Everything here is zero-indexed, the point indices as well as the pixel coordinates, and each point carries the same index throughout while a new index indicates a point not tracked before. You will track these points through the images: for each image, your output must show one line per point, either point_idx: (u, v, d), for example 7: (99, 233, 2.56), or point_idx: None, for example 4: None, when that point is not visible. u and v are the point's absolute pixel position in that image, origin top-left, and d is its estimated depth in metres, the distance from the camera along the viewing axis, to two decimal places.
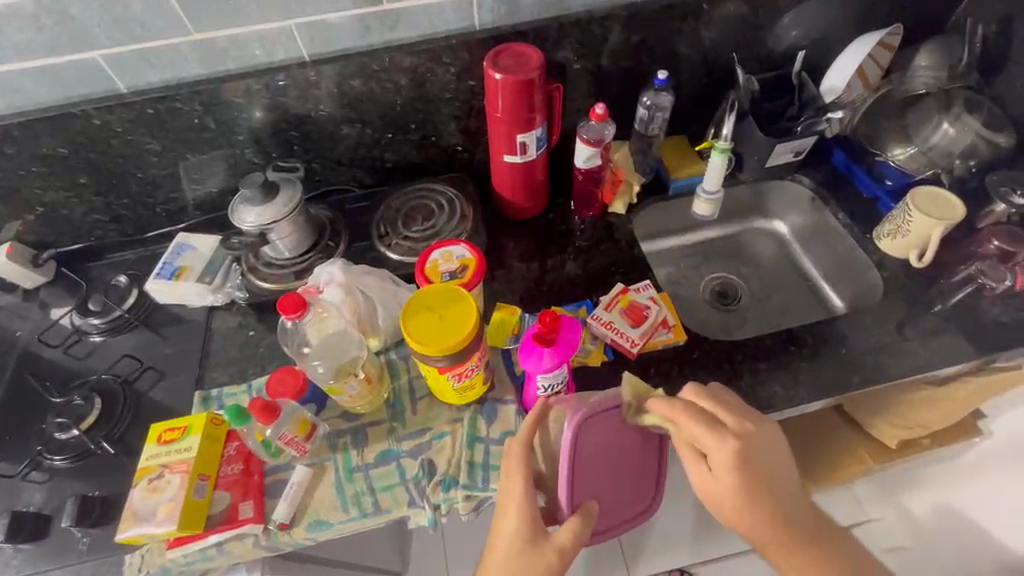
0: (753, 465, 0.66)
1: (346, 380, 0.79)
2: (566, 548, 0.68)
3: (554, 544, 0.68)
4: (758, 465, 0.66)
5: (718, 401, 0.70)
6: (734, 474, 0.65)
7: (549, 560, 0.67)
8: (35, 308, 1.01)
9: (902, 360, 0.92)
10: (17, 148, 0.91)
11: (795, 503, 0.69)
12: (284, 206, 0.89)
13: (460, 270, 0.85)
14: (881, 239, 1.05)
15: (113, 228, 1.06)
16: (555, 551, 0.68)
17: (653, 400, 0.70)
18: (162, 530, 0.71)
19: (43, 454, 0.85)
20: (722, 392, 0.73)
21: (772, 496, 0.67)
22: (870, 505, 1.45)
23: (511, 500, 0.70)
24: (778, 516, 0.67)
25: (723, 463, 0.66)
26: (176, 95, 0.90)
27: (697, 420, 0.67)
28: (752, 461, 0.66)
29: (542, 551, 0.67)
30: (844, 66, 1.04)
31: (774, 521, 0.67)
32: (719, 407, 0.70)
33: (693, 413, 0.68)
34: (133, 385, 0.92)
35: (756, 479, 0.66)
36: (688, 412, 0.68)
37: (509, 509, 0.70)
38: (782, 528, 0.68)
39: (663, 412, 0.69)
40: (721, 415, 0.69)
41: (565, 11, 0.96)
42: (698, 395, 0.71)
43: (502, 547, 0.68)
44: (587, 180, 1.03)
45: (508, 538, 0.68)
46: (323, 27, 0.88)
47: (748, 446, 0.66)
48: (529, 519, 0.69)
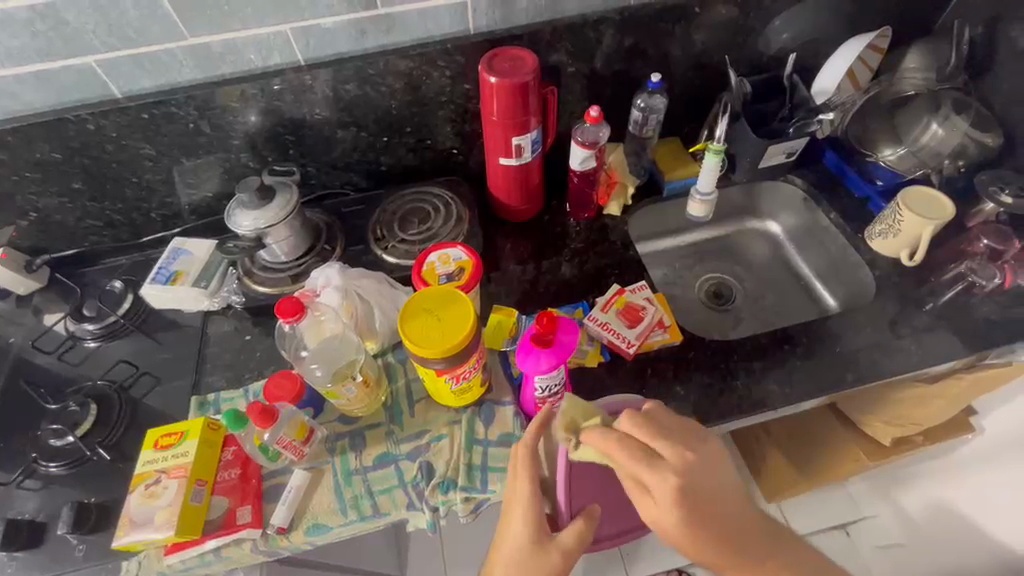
0: (696, 496, 0.60)
1: (344, 384, 0.78)
2: (571, 548, 0.68)
3: (559, 545, 0.68)
4: (700, 494, 0.60)
5: (654, 428, 0.63)
6: (676, 511, 0.59)
7: (554, 560, 0.67)
8: (29, 314, 1.00)
9: (895, 358, 0.93)
10: (10, 154, 0.90)
11: (746, 522, 0.64)
12: (280, 209, 0.89)
13: (457, 273, 0.86)
14: (872, 238, 1.06)
15: (107, 233, 1.05)
16: (560, 552, 0.68)
17: (587, 435, 0.63)
18: (160, 536, 0.71)
19: (37, 461, 0.84)
20: (660, 415, 0.65)
21: (719, 522, 0.62)
22: (864, 502, 1.46)
23: (517, 500, 0.69)
24: (727, 540, 0.63)
25: (664, 499, 0.60)
26: (171, 100, 0.90)
27: (632, 455, 0.61)
28: (695, 492, 0.60)
29: (547, 552, 0.68)
30: (835, 69, 1.07)
31: (725, 546, 0.63)
32: (655, 435, 0.63)
33: (628, 447, 0.61)
34: (129, 391, 0.91)
35: (700, 510, 0.60)
36: (622, 447, 0.61)
37: (516, 510, 0.70)
38: (733, 551, 0.63)
39: (598, 447, 0.62)
40: (656, 445, 0.62)
41: (560, 15, 0.97)
42: (634, 424, 0.64)
43: (509, 548, 0.69)
44: (583, 182, 1.04)
45: (515, 538, 0.68)
46: (319, 31, 0.89)
47: (688, 476, 0.60)
48: (534, 520, 0.68)
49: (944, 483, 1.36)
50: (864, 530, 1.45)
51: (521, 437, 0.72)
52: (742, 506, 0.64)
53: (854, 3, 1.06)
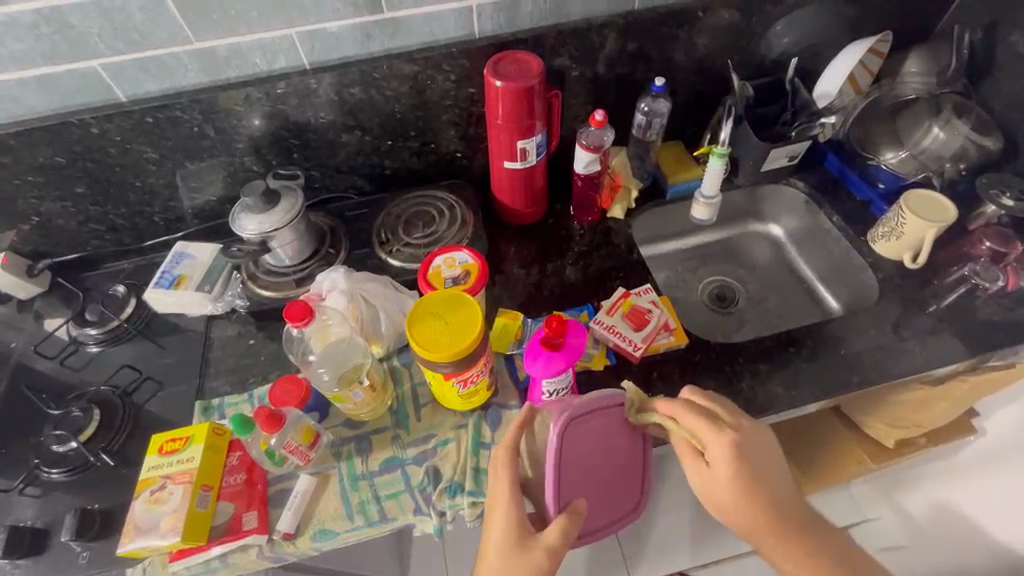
0: (750, 458, 0.68)
1: (351, 388, 0.78)
2: (556, 545, 0.68)
3: (543, 543, 0.68)
4: (755, 458, 0.68)
5: (716, 400, 0.73)
6: (731, 467, 0.67)
7: (538, 559, 0.67)
8: (30, 319, 1.00)
9: (899, 360, 0.93)
10: (13, 158, 0.90)
11: (793, 504, 0.70)
12: (285, 214, 0.89)
13: (464, 276, 0.86)
14: (875, 241, 1.07)
15: (110, 238, 1.05)
16: (544, 551, 0.67)
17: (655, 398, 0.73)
18: (165, 542, 0.70)
19: (40, 467, 0.84)
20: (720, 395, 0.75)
21: (768, 489, 0.68)
22: (866, 504, 1.49)
23: (498, 500, 0.70)
24: (774, 512, 0.68)
25: (721, 455, 0.67)
26: (176, 104, 0.89)
27: (696, 415, 0.70)
28: (750, 454, 0.68)
29: (531, 551, 0.67)
30: (835, 74, 1.07)
31: (772, 517, 0.67)
32: (715, 405, 0.73)
33: (691, 409, 0.71)
34: (132, 397, 0.91)
35: (753, 473, 0.67)
36: (688, 408, 0.71)
37: (499, 510, 0.70)
38: (779, 524, 0.68)
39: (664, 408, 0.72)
40: (718, 412, 0.71)
41: (564, 19, 0.97)
42: (696, 395, 0.74)
43: (492, 549, 0.68)
44: (587, 186, 1.04)
45: (497, 537, 0.68)
46: (324, 35, 0.89)
47: (745, 438, 0.68)
48: (516, 519, 0.68)
49: (948, 484, 1.35)
50: (869, 530, 1.47)
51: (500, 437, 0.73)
52: (789, 484, 0.70)
53: (855, 7, 1.07)
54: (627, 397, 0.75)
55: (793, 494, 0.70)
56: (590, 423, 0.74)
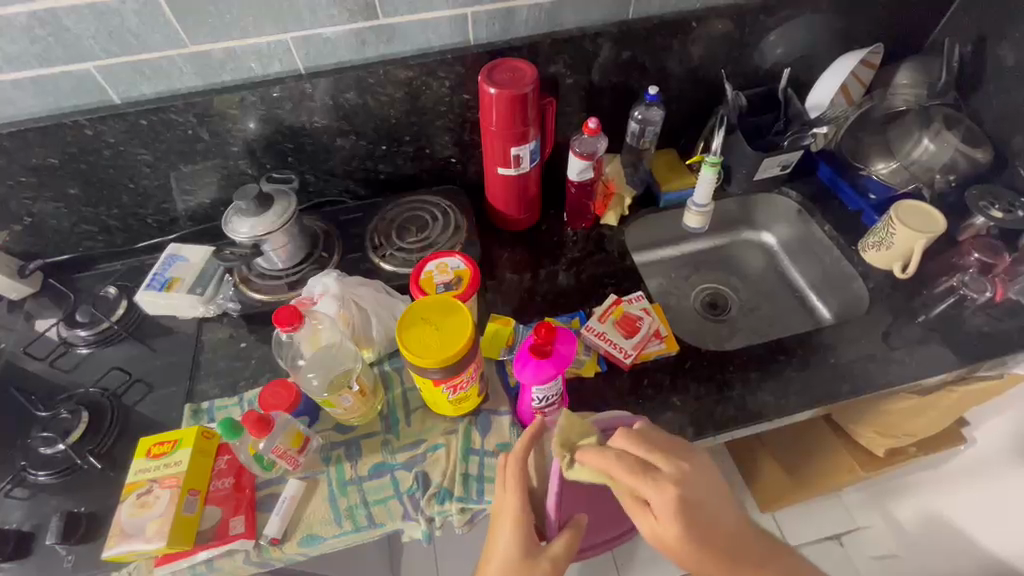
0: (694, 506, 0.60)
1: (340, 394, 0.78)
2: (560, 558, 0.67)
3: (547, 556, 0.67)
4: (700, 505, 0.60)
5: (647, 443, 0.64)
6: (678, 523, 0.59)
7: (544, 570, 0.66)
8: (20, 320, 0.99)
9: (889, 369, 0.94)
10: (6, 159, 0.90)
11: (746, 535, 0.63)
12: (277, 218, 0.89)
13: (455, 282, 0.86)
14: (866, 250, 1.07)
15: (102, 239, 1.04)
16: (549, 562, 0.66)
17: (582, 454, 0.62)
18: (151, 547, 0.70)
19: (27, 470, 0.83)
20: (654, 431, 0.66)
21: (719, 535, 0.61)
22: (859, 512, 1.52)
23: (506, 512, 0.69)
24: (729, 556, 0.61)
25: (666, 512, 0.59)
26: (170, 107, 0.90)
27: (629, 469, 0.61)
28: (694, 501, 0.60)
29: (537, 563, 0.66)
30: (826, 86, 1.08)
31: (729, 561, 0.61)
32: (649, 450, 0.63)
33: (623, 462, 0.61)
34: (121, 399, 0.90)
35: (701, 522, 0.60)
36: (619, 462, 0.61)
37: (505, 521, 0.69)
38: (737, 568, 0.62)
39: (595, 465, 0.62)
40: (653, 458, 0.62)
41: (558, 28, 0.98)
42: (628, 440, 0.64)
43: (497, 562, 0.66)
44: (580, 193, 1.04)
45: (505, 550, 0.66)
46: (319, 41, 0.89)
47: (686, 485, 0.60)
48: (523, 530, 0.68)
49: (939, 492, 1.35)
50: (859, 540, 1.49)
51: (511, 447, 0.72)
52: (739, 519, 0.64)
53: (847, 20, 1.08)
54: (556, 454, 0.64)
55: (744, 525, 0.64)
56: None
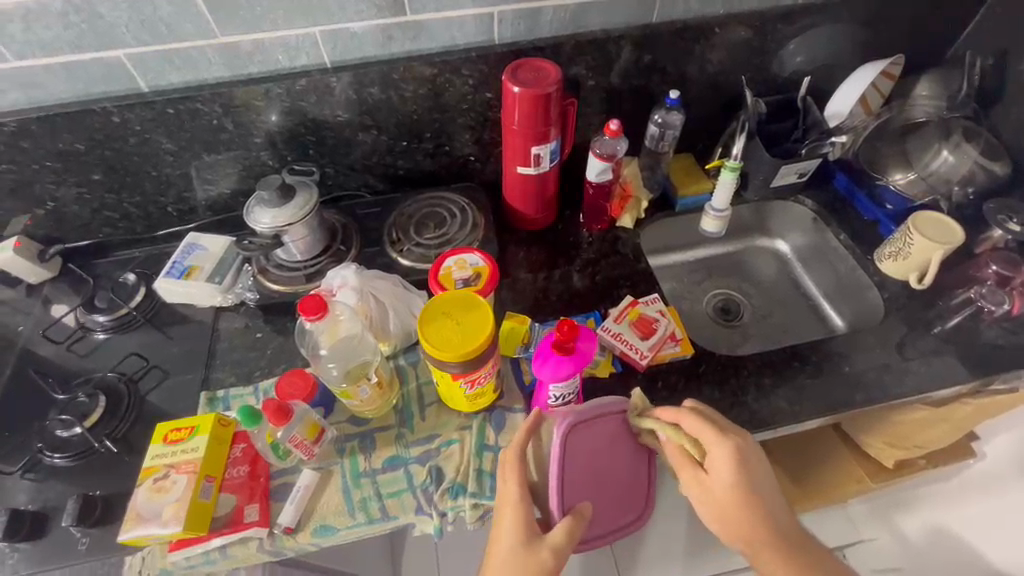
0: (754, 464, 0.69)
1: (359, 384, 0.79)
2: (561, 547, 0.68)
3: (549, 545, 0.68)
4: (755, 465, 0.69)
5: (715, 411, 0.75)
6: (736, 473, 0.68)
7: (545, 560, 0.66)
8: (39, 304, 1.01)
9: (904, 380, 0.94)
10: (33, 143, 0.91)
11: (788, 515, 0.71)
12: (300, 209, 0.90)
13: (474, 278, 0.86)
14: (882, 260, 1.07)
15: (122, 226, 1.05)
16: (550, 551, 0.67)
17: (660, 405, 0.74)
18: (167, 531, 0.70)
19: (43, 451, 0.84)
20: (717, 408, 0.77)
21: (766, 501, 0.68)
22: (865, 523, 1.45)
23: (506, 502, 0.70)
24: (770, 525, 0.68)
25: (727, 461, 0.68)
26: (197, 96, 0.90)
27: (700, 421, 0.71)
28: (753, 460, 0.69)
29: (538, 550, 0.67)
30: (847, 95, 1.09)
31: (771, 531, 0.68)
32: (717, 415, 0.74)
33: (696, 415, 0.72)
34: (137, 385, 0.91)
35: (756, 479, 0.68)
36: (691, 414, 0.72)
37: (506, 513, 0.70)
38: (776, 538, 0.68)
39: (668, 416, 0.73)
40: (721, 420, 0.73)
41: (582, 30, 0.98)
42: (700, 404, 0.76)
43: (498, 550, 0.68)
44: (598, 194, 1.05)
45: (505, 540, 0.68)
46: (346, 35, 0.90)
47: (747, 447, 0.70)
48: (523, 522, 0.68)
49: (949, 507, 1.37)
50: (863, 552, 1.43)
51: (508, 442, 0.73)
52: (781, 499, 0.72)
53: (869, 30, 1.09)
54: (632, 401, 0.77)
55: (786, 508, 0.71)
56: (589, 428, 0.75)
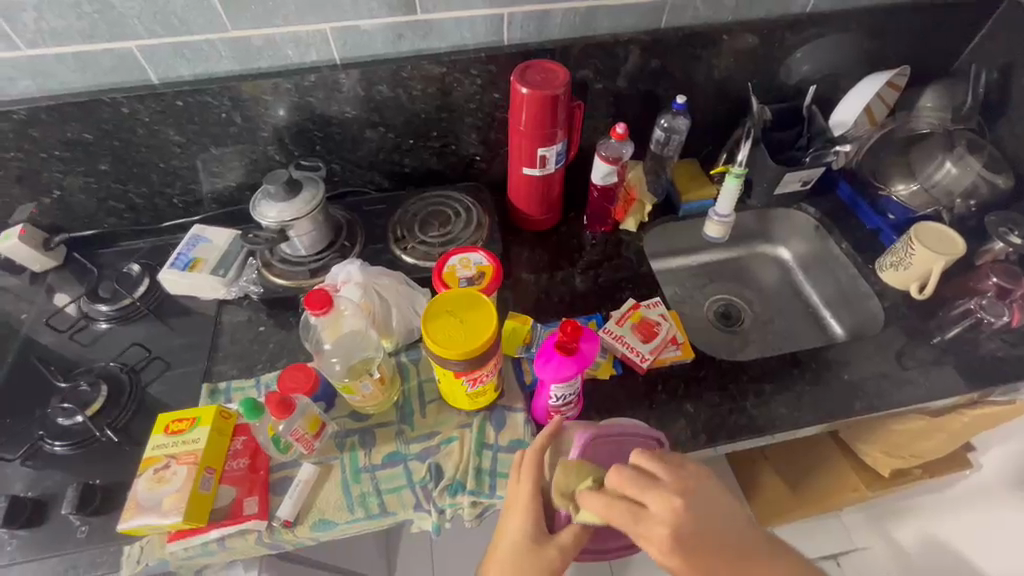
0: (695, 541, 0.57)
1: (361, 380, 0.79)
2: (568, 547, 0.66)
3: (555, 544, 0.66)
4: (701, 541, 0.57)
5: (643, 481, 0.59)
6: (676, 565, 0.57)
7: (551, 559, 0.65)
8: (42, 293, 1.01)
9: (903, 388, 0.94)
10: (42, 131, 0.91)
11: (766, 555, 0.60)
12: (306, 204, 0.90)
13: (478, 277, 0.87)
14: (883, 269, 1.08)
15: (128, 217, 1.06)
16: (557, 551, 0.66)
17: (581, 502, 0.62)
18: (166, 521, 0.71)
19: (43, 439, 0.84)
20: (646, 463, 0.61)
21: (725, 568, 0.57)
22: (857, 532, 1.45)
23: (518, 502, 0.70)
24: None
25: (663, 554, 0.57)
26: (207, 89, 0.91)
27: (623, 519, 0.58)
28: (693, 536, 0.57)
29: (545, 550, 0.66)
30: (851, 106, 1.10)
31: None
32: (642, 491, 0.59)
33: (617, 513, 0.59)
34: (139, 375, 0.91)
35: (704, 557, 0.57)
36: (611, 513, 0.59)
37: (516, 513, 0.70)
38: None
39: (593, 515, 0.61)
40: (645, 500, 0.58)
41: (591, 33, 0.99)
42: (621, 479, 0.60)
43: (506, 547, 0.67)
44: (603, 197, 1.05)
45: (511, 538, 0.67)
46: (357, 33, 0.90)
47: (684, 527, 0.57)
48: (533, 520, 0.68)
49: (946, 518, 1.38)
50: (856, 562, 1.42)
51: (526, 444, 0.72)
52: (750, 536, 0.60)
53: (875, 40, 1.10)
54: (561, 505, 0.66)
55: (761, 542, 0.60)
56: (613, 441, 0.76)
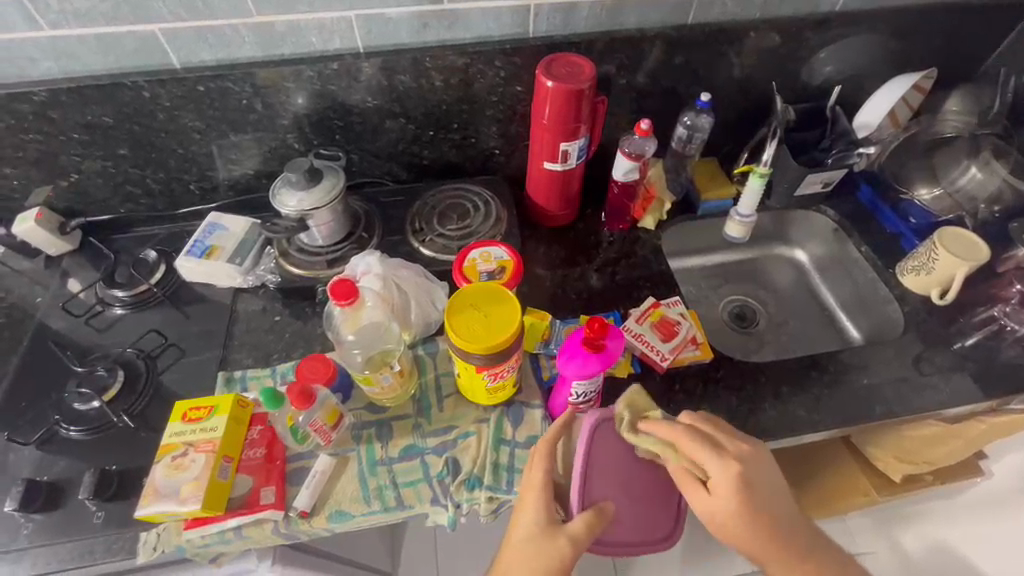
0: (754, 483, 0.66)
1: (381, 372, 0.78)
2: (580, 538, 0.67)
3: (566, 536, 0.67)
4: (758, 484, 0.66)
5: (716, 424, 0.70)
6: (735, 496, 0.65)
7: (563, 549, 0.66)
8: (57, 277, 1.01)
9: (922, 394, 0.94)
10: (62, 114, 0.90)
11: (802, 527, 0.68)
12: (327, 193, 0.89)
13: (498, 272, 0.86)
14: (904, 274, 1.07)
15: (145, 202, 1.05)
16: (568, 541, 0.66)
17: (652, 423, 0.71)
18: (185, 509, 0.70)
19: (59, 424, 0.84)
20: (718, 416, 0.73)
21: (773, 516, 0.65)
22: (862, 537, 1.39)
23: (529, 491, 0.70)
24: (777, 539, 0.66)
25: (726, 484, 0.65)
26: (228, 75, 0.90)
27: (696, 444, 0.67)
28: (753, 478, 0.66)
29: (556, 538, 0.66)
30: (877, 106, 1.08)
31: (780, 545, 0.66)
32: (715, 429, 0.70)
33: (691, 436, 0.68)
34: (155, 362, 0.91)
35: (757, 500, 0.65)
36: (686, 434, 0.68)
37: (530, 498, 0.70)
38: (784, 548, 0.66)
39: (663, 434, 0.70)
40: (718, 436, 0.69)
41: (617, 27, 0.98)
42: (695, 418, 0.71)
43: (519, 536, 0.68)
44: (623, 193, 1.04)
45: (523, 528, 0.68)
46: (381, 21, 0.89)
47: (749, 467, 0.66)
48: (545, 511, 0.69)
49: (954, 524, 1.38)
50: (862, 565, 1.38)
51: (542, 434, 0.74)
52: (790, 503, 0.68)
53: (903, 42, 1.08)
54: (617, 413, 0.75)
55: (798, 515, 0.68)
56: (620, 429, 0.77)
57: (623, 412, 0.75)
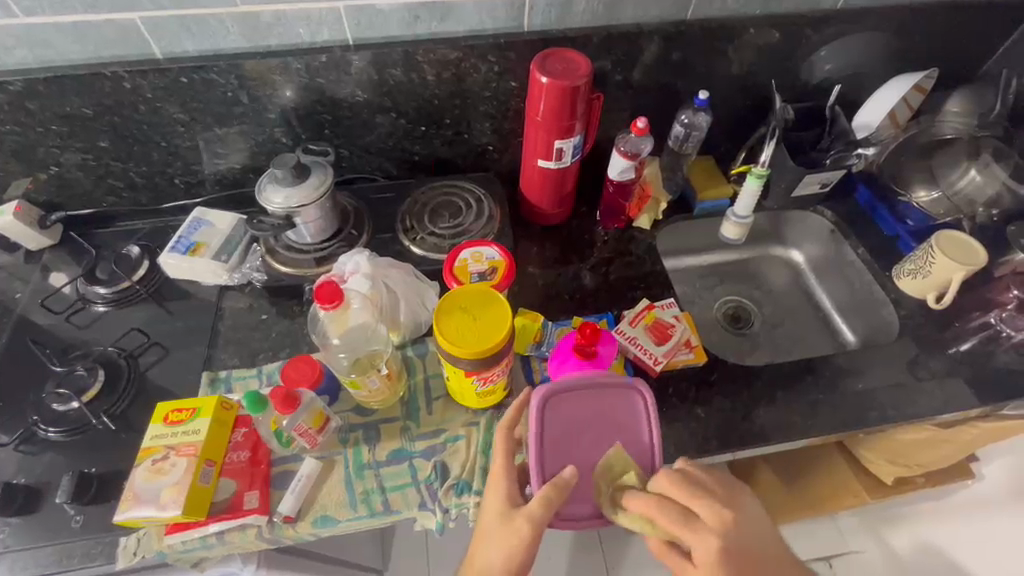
0: (736, 551, 0.64)
1: (368, 375, 0.77)
2: (536, 517, 0.65)
3: (524, 515, 0.66)
4: (740, 552, 0.64)
5: (692, 486, 0.67)
6: (717, 574, 0.63)
7: (521, 528, 0.65)
8: (37, 271, 0.98)
9: (916, 399, 0.93)
10: (39, 104, 0.87)
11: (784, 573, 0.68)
12: (314, 190, 0.87)
13: (490, 272, 0.84)
14: (900, 277, 1.05)
15: (127, 196, 1.02)
16: (526, 521, 0.66)
17: (627, 499, 0.66)
18: (164, 514, 0.69)
19: (37, 424, 0.81)
20: (693, 472, 0.69)
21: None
22: (853, 536, 1.41)
23: (495, 473, 0.71)
24: None
25: (707, 560, 0.64)
26: (213, 66, 0.87)
27: (672, 518, 0.65)
28: (734, 547, 0.64)
29: (513, 520, 0.66)
30: (878, 106, 1.05)
31: None
32: (693, 496, 0.66)
33: (666, 511, 0.65)
34: (137, 360, 0.88)
35: (740, 567, 0.64)
36: (661, 509, 0.65)
37: (494, 481, 0.70)
38: None
39: (639, 510, 0.65)
40: (692, 506, 0.66)
41: (615, 22, 0.95)
42: (670, 484, 0.67)
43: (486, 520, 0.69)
44: (618, 192, 1.02)
45: (490, 509, 0.69)
46: (371, 13, 0.87)
47: (729, 538, 0.64)
48: (505, 490, 0.69)
49: (946, 528, 1.38)
50: (851, 562, 1.39)
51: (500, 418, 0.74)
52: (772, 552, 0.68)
53: (904, 41, 1.06)
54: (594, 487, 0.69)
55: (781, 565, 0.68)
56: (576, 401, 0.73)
57: (600, 486, 0.68)
